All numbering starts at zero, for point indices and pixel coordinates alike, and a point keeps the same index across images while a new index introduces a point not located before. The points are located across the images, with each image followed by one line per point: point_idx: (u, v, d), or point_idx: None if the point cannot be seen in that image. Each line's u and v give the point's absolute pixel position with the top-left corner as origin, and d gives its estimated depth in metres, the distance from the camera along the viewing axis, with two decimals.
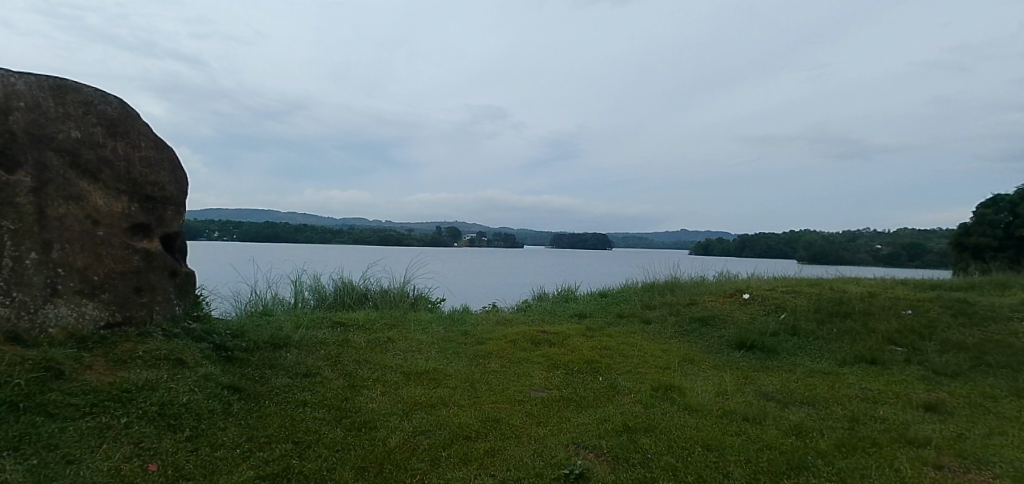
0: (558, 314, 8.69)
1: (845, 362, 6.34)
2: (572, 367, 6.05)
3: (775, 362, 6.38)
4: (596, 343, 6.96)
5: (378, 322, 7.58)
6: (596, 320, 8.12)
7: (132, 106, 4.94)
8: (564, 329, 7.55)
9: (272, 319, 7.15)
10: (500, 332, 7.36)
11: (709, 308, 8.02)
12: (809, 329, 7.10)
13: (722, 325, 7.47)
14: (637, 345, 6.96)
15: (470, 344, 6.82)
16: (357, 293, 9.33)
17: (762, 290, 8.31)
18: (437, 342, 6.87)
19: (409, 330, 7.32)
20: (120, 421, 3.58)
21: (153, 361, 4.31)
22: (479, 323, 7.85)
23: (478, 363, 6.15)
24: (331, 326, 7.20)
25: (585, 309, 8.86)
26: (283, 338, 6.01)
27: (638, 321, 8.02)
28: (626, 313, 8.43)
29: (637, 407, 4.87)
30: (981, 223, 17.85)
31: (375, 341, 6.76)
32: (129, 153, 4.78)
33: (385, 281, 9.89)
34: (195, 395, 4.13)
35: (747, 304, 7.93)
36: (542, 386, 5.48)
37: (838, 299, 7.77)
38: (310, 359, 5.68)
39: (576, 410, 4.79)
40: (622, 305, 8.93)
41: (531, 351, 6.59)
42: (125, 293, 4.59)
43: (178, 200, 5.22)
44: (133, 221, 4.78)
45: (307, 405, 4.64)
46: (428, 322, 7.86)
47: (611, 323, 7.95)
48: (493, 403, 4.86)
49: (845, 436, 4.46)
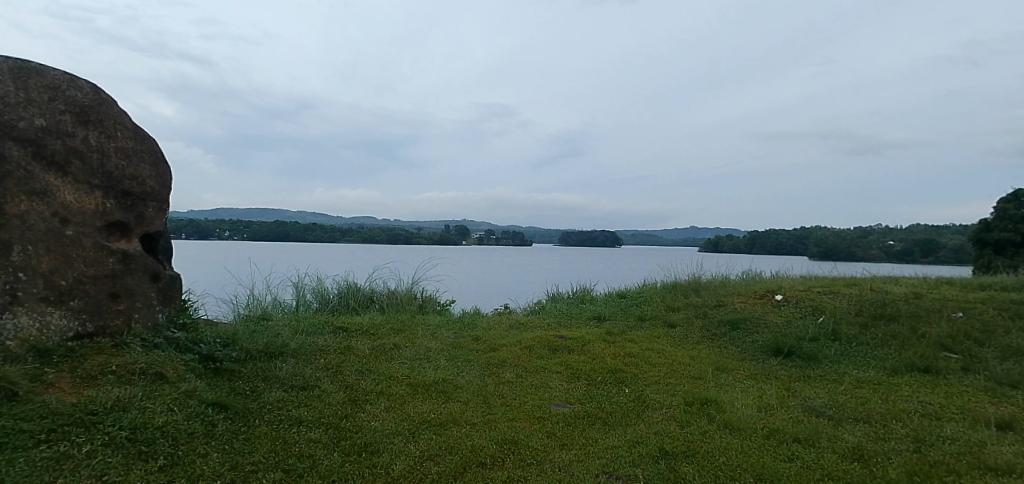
0: (574, 317, 8.15)
1: (895, 371, 5.74)
2: (595, 377, 5.50)
3: (816, 372, 5.84)
4: (619, 349, 6.41)
5: (383, 327, 7.08)
6: (617, 323, 7.58)
7: (106, 92, 4.51)
8: (583, 333, 7.00)
9: (270, 324, 6.67)
10: (514, 337, 6.83)
11: (739, 310, 7.45)
12: (850, 334, 6.51)
13: (755, 330, 6.90)
14: (663, 352, 6.40)
15: (482, 351, 6.30)
16: (362, 295, 8.85)
17: (795, 291, 7.71)
18: (446, 349, 6.36)
19: (416, 336, 6.81)
20: (82, 450, 3.08)
21: (127, 377, 3.83)
22: (491, 328, 7.31)
23: (491, 373, 5.62)
24: (334, 332, 6.70)
25: (605, 311, 8.30)
26: (280, 346, 5.51)
27: (661, 325, 7.46)
28: (649, 315, 7.87)
29: (672, 426, 4.32)
30: (1003, 218, 17.14)
31: (380, 348, 6.25)
32: (103, 143, 4.33)
33: (392, 282, 9.41)
34: (174, 416, 3.63)
35: (781, 306, 7.34)
36: (563, 400, 4.94)
37: (881, 299, 7.16)
38: (308, 370, 5.19)
39: (603, 430, 4.24)
40: (643, 306, 8.37)
41: (549, 359, 6.06)
42: (98, 300, 4.11)
43: (160, 196, 4.74)
44: (109, 219, 4.32)
45: (302, 424, 4.13)
46: (436, 326, 7.35)
47: (633, 327, 7.39)
48: (509, 422, 4.33)
49: (915, 461, 3.89)
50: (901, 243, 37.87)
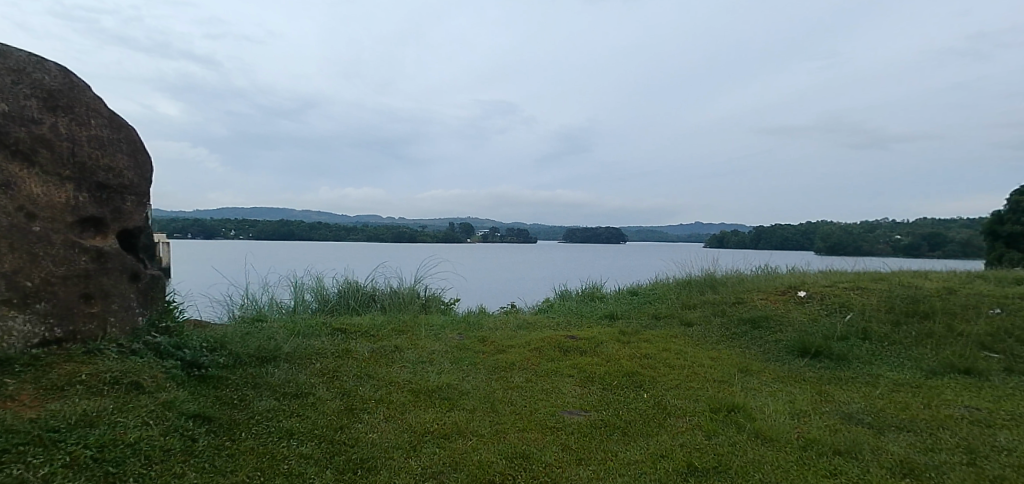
0: (585, 316, 7.76)
1: (934, 372, 5.32)
2: (610, 382, 5.11)
3: (848, 373, 5.46)
4: (634, 349, 6.01)
5: (384, 328, 6.71)
6: (630, 322, 7.20)
7: (78, 77, 4.17)
8: (595, 333, 6.61)
9: (264, 326, 6.32)
10: (521, 337, 6.43)
11: (759, 307, 7.05)
12: (881, 333, 6.11)
13: (778, 328, 6.51)
14: (682, 353, 6.00)
15: (488, 353, 5.91)
16: (363, 294, 8.49)
17: (819, 287, 7.30)
18: (450, 351, 5.99)
19: (418, 337, 6.44)
20: (40, 473, 2.71)
21: (99, 387, 3.47)
22: (497, 328, 6.92)
23: (498, 377, 5.25)
24: (332, 333, 6.34)
25: (616, 309, 7.90)
26: (273, 349, 5.15)
27: (677, 324, 7.07)
28: (663, 313, 7.47)
29: (698, 437, 3.94)
30: (1016, 210, 16.46)
31: (380, 351, 5.88)
32: (74, 131, 3.98)
33: (394, 280, 9.05)
34: (149, 431, 3.27)
35: (804, 303, 6.94)
36: (577, 407, 4.55)
37: (911, 295, 6.73)
38: (303, 375, 4.83)
39: (622, 443, 3.85)
40: (656, 304, 7.98)
41: (560, 361, 5.68)
42: (69, 303, 3.76)
43: (139, 189, 4.38)
44: (82, 214, 3.97)
45: (293, 438, 3.75)
46: (440, 326, 6.98)
47: (647, 327, 6.99)
48: (518, 434, 3.95)
49: (971, 475, 3.49)
50: (910, 236, 37.24)
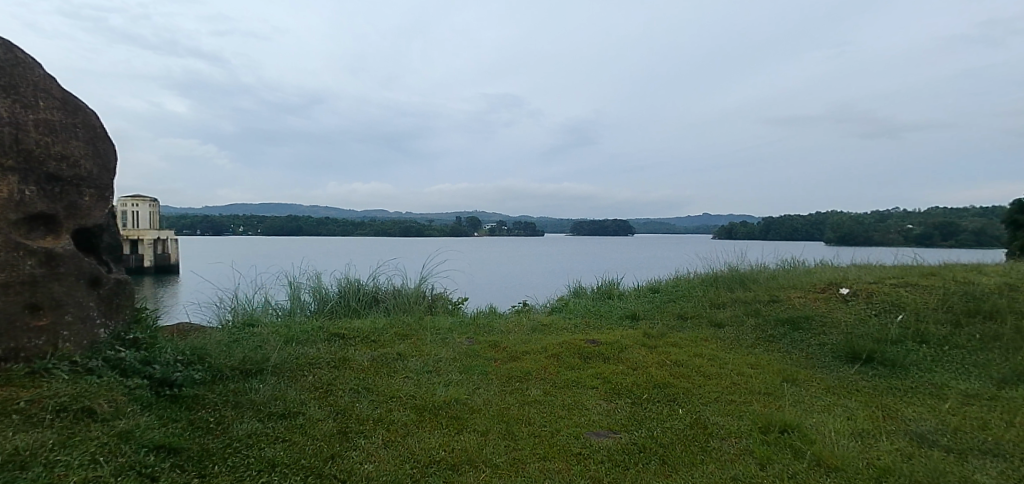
0: (604, 316, 7.17)
1: (1008, 381, 4.67)
2: (640, 394, 4.51)
3: (908, 383, 4.83)
4: (664, 356, 5.39)
5: (386, 332, 6.15)
6: (654, 323, 6.60)
7: (24, 52, 3.60)
8: (618, 336, 6.01)
9: (256, 332, 5.77)
10: (536, 341, 5.82)
11: (798, 306, 6.42)
12: (940, 336, 5.46)
13: (821, 331, 5.88)
14: (717, 360, 5.39)
15: (501, 361, 5.32)
16: (365, 295, 7.95)
17: (863, 284, 6.65)
18: (459, 358, 5.41)
19: (424, 343, 5.87)
20: None
21: (40, 417, 2.91)
22: (510, 330, 6.33)
23: (514, 390, 4.67)
24: (328, 340, 5.77)
25: (638, 309, 7.29)
26: (259, 361, 4.58)
27: (706, 325, 6.45)
28: (690, 313, 6.85)
29: (751, 467, 3.34)
30: None
31: (381, 359, 5.31)
32: (18, 114, 3.41)
33: (398, 279, 8.49)
34: (96, 470, 2.70)
35: (848, 301, 6.30)
36: (605, 427, 3.96)
37: (970, 292, 6.05)
38: (292, 392, 4.26)
39: (662, 475, 3.26)
40: (682, 302, 7.37)
41: (582, 369, 5.09)
42: (11, 315, 3.20)
43: (100, 181, 3.83)
44: (28, 211, 3.40)
45: (275, 471, 3.18)
46: (447, 329, 6.41)
47: (675, 328, 6.38)
48: (539, 464, 3.37)
49: None
50: (926, 225, 36.25)
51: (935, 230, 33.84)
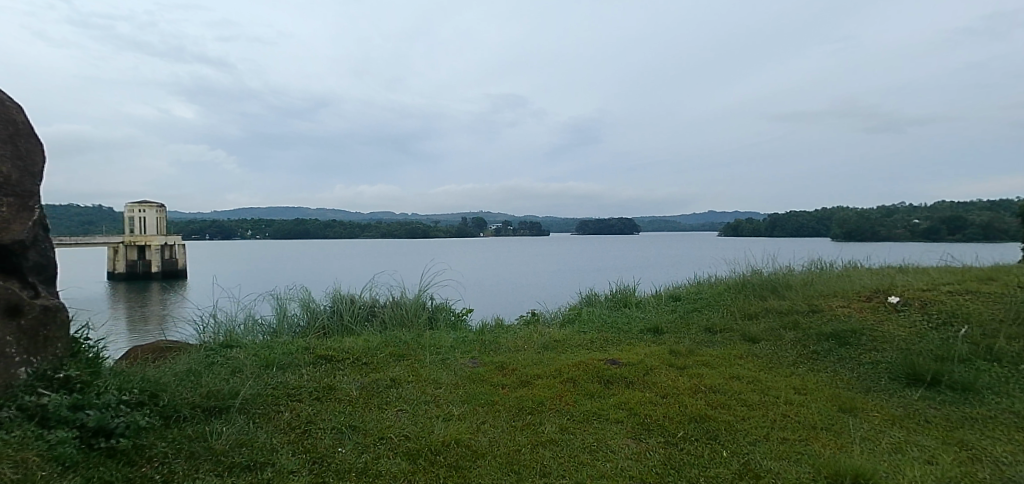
0: (623, 329, 6.49)
1: None
2: (674, 432, 3.82)
3: (988, 411, 4.10)
4: (696, 379, 4.69)
5: (380, 352, 5.49)
6: (679, 338, 5.91)
7: None
8: (641, 355, 5.32)
9: (232, 356, 5.11)
10: (549, 362, 5.13)
11: (842, 318, 5.71)
12: (1015, 353, 4.73)
13: (873, 348, 5.16)
14: (758, 384, 4.69)
15: (509, 387, 4.64)
16: (360, 308, 7.32)
17: (914, 291, 5.92)
18: (461, 385, 4.73)
19: (422, 364, 5.20)
20: None
21: None
22: (519, 348, 5.65)
23: (525, 426, 3.98)
24: (314, 363, 5.10)
25: (660, 320, 6.60)
26: (227, 394, 3.89)
27: (739, 340, 5.76)
28: (718, 326, 6.16)
29: None
30: None
31: (373, 386, 4.64)
32: None
33: (396, 290, 7.84)
34: None
35: (900, 312, 5.58)
36: (636, 477, 3.26)
37: None
38: (262, 436, 3.57)
39: None
40: (708, 312, 6.68)
41: (603, 398, 4.40)
42: None
43: (23, 188, 3.21)
44: None
45: None
46: (448, 348, 5.74)
47: (704, 345, 5.68)
48: None
49: None
50: (934, 218, 35.51)
51: (940, 224, 33.15)
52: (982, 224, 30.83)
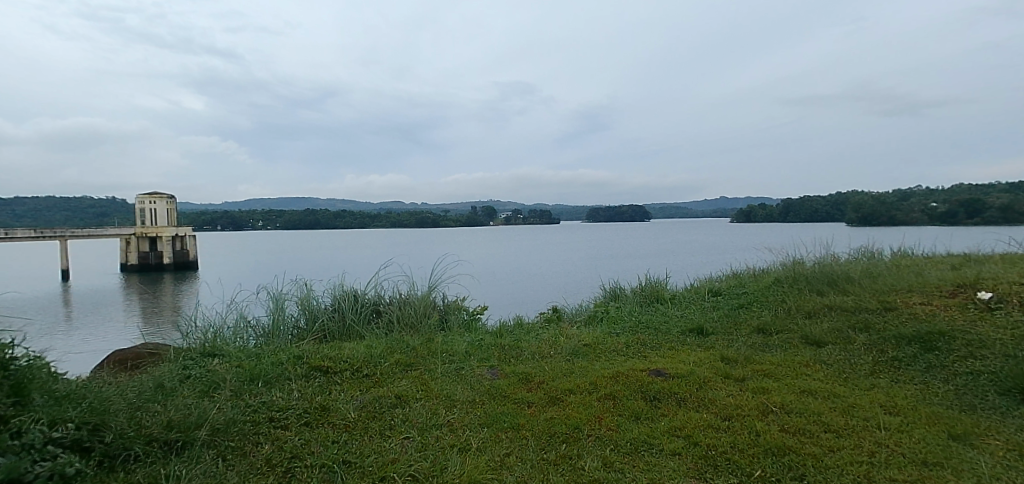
0: (659, 329, 5.72)
1: None
2: (749, 470, 3.03)
3: None
4: (762, 396, 3.89)
5: (386, 361, 4.76)
6: (729, 341, 5.13)
7: None
8: (689, 363, 4.53)
9: (212, 368, 4.39)
10: (582, 373, 4.36)
11: (924, 318, 4.88)
12: None
13: (971, 355, 4.32)
14: (838, 402, 3.88)
15: (537, 406, 3.87)
16: (364, 308, 6.61)
17: (1007, 287, 5.06)
18: (479, 403, 3.96)
19: (433, 376, 4.45)
20: None
21: None
22: (544, 355, 4.88)
23: (560, 460, 3.21)
24: (306, 376, 4.36)
25: (702, 320, 5.80)
26: (193, 423, 3.16)
27: (801, 344, 4.96)
28: (773, 326, 5.35)
29: None
30: None
31: (375, 406, 3.89)
32: None
33: (404, 286, 7.12)
34: None
35: (995, 313, 4.73)
36: None
37: None
38: (233, 479, 2.81)
39: None
40: (757, 309, 5.87)
41: (652, 420, 3.61)
42: None
43: None
44: None
45: None
46: (463, 354, 5.00)
47: (760, 350, 4.87)
48: None
49: None
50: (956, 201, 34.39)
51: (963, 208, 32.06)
52: (1006, 207, 29.74)
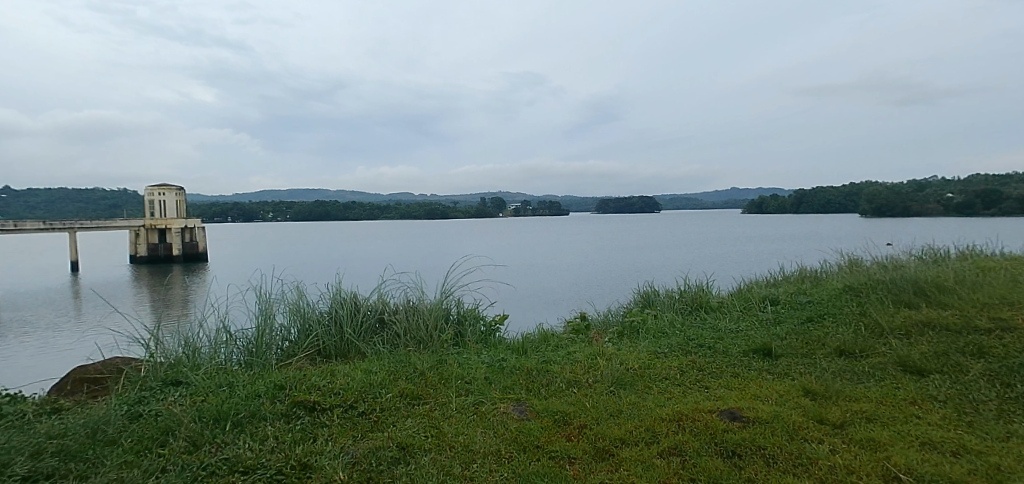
0: (715, 347, 4.80)
1: None
2: None
3: None
4: (877, 455, 2.95)
5: (388, 392, 3.87)
6: (807, 367, 4.19)
7: None
8: (767, 400, 3.60)
9: (171, 404, 3.51)
10: (632, 413, 3.45)
11: None
12: None
13: None
14: (980, 463, 2.91)
15: (580, 464, 2.96)
16: (365, 318, 5.73)
17: None
18: (504, 459, 3.04)
19: (445, 416, 3.55)
20: None
21: None
22: (582, 385, 3.98)
23: None
24: (287, 416, 3.48)
25: (765, 337, 4.86)
26: None
27: (899, 372, 4.01)
28: (856, 348, 4.41)
29: None
30: None
31: (369, 462, 2.99)
32: None
33: (412, 292, 6.24)
34: None
35: None
36: None
37: None
38: None
39: None
40: (831, 325, 4.93)
41: None
42: None
43: None
44: None
45: None
46: (482, 382, 4.10)
47: (850, 381, 3.93)
48: None
49: None
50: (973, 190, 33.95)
51: (994, 199, 30.71)
52: None
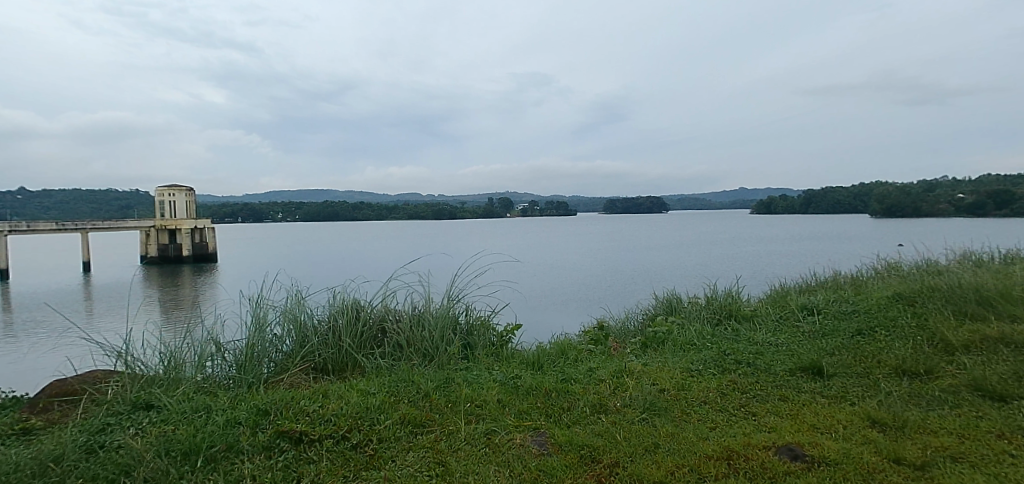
0: (755, 363, 4.27)
1: None
2: None
3: None
4: None
5: (387, 418, 3.37)
6: (868, 389, 3.65)
7: None
8: (830, 434, 3.06)
9: (135, 435, 3.02)
10: (671, 449, 2.93)
11: None
12: None
13: None
14: None
15: None
16: (367, 327, 5.25)
17: None
18: None
19: (452, 451, 3.03)
20: None
21: None
22: (609, 411, 3.46)
23: None
24: (269, 450, 2.99)
25: (812, 352, 4.32)
26: None
27: (977, 398, 3.45)
28: (920, 367, 3.86)
29: None
30: None
31: None
32: None
33: (417, 297, 5.75)
34: None
35: None
36: None
37: None
38: None
39: None
40: (886, 339, 4.38)
41: None
42: None
43: None
44: None
45: None
46: (495, 406, 3.59)
47: (921, 408, 3.38)
48: None
49: None
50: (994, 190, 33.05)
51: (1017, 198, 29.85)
52: None
